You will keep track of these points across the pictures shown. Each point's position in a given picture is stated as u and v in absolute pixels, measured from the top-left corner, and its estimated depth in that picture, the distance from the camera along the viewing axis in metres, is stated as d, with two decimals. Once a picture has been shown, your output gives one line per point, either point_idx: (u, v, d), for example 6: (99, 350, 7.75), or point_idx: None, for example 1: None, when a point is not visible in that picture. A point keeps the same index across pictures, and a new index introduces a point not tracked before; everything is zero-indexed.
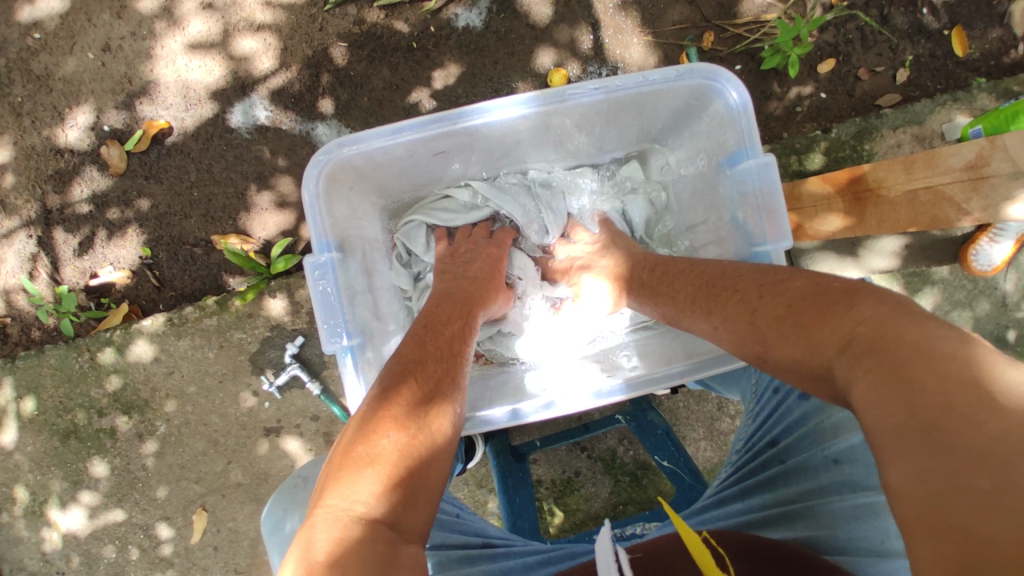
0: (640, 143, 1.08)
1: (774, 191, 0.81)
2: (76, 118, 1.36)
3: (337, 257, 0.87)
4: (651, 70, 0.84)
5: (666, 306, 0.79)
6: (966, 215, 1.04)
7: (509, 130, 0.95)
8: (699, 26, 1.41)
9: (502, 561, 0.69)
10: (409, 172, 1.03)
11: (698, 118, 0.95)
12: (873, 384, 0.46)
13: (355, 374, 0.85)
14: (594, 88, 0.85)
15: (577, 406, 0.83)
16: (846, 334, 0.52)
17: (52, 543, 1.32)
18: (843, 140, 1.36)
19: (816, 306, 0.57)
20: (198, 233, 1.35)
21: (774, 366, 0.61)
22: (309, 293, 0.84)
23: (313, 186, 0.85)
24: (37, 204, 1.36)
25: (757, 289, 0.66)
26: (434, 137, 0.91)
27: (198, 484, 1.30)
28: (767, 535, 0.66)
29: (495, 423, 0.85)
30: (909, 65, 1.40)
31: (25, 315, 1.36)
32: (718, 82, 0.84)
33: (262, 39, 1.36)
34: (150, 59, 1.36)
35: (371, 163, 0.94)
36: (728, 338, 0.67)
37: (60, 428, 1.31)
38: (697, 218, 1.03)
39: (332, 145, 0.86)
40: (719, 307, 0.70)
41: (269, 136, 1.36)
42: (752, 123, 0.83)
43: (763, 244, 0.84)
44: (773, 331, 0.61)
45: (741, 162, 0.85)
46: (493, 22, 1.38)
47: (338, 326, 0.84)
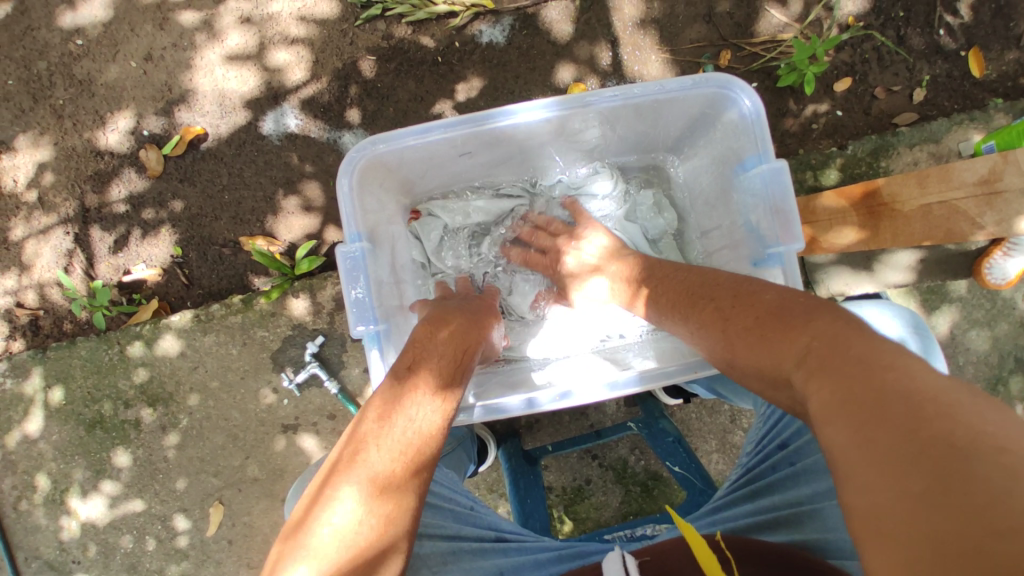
0: (656, 150, 1.11)
1: (786, 196, 0.83)
2: (116, 122, 1.43)
3: (366, 247, 0.90)
4: (668, 79, 0.87)
5: (653, 312, 0.84)
6: (980, 230, 1.04)
7: (532, 132, 0.98)
8: (716, 45, 1.45)
9: (513, 556, 0.70)
10: (434, 172, 1.07)
11: (713, 126, 0.97)
12: (832, 399, 0.51)
13: (380, 359, 0.87)
14: (614, 94, 0.88)
15: (594, 397, 0.85)
16: (802, 350, 0.58)
17: (71, 531, 1.36)
18: (859, 157, 1.38)
19: (778, 320, 0.63)
20: (227, 234, 1.41)
21: (742, 371, 0.67)
22: (341, 280, 0.87)
23: (347, 180, 0.89)
24: (75, 202, 1.43)
25: (728, 300, 0.72)
26: (460, 138, 0.95)
27: (216, 477, 1.33)
28: (771, 538, 0.66)
29: (511, 411, 0.86)
30: (926, 85, 1.42)
31: (57, 308, 1.42)
32: (732, 91, 0.87)
33: (295, 52, 1.43)
34: (189, 68, 1.43)
35: (400, 161, 0.98)
36: (702, 344, 0.74)
37: (86, 418, 1.36)
38: (712, 223, 1.05)
39: (366, 142, 0.89)
40: (694, 314, 0.75)
41: (298, 144, 1.42)
42: (766, 130, 0.85)
43: (777, 245, 0.85)
44: (740, 340, 0.67)
45: (755, 167, 0.87)
46: (515, 38, 1.43)
47: (366, 312, 0.87)
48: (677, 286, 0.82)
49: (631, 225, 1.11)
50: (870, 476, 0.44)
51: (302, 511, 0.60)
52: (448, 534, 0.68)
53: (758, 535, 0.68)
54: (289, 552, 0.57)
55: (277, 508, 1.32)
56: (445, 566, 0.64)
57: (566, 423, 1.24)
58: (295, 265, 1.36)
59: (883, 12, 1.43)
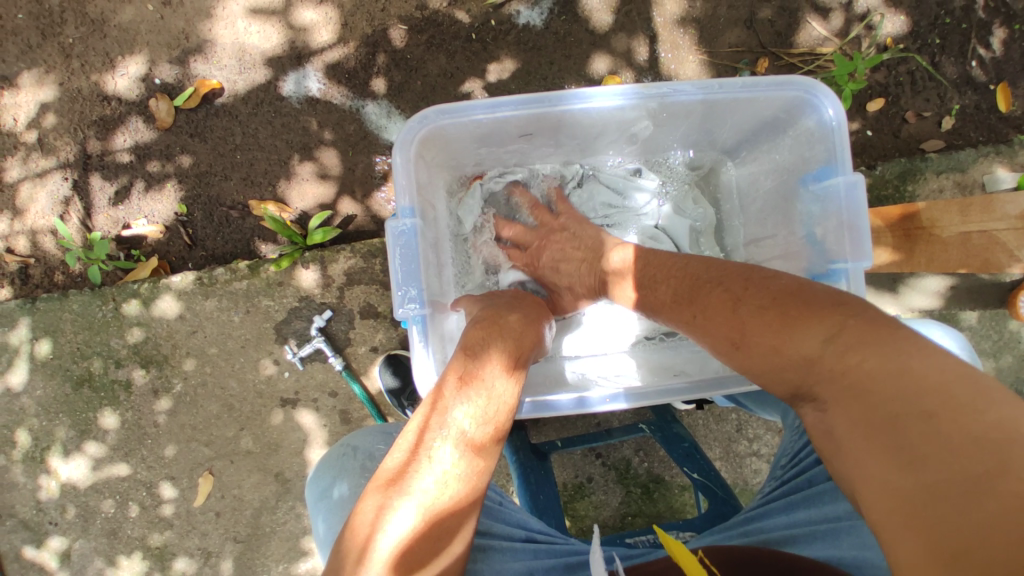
0: (712, 149, 1.09)
1: (860, 211, 0.81)
2: (127, 67, 1.35)
3: (418, 223, 0.85)
4: (752, 77, 0.85)
5: (648, 298, 0.81)
6: (1017, 262, 1.06)
7: (599, 119, 0.94)
8: (754, 51, 1.42)
9: (543, 558, 0.68)
10: (486, 150, 1.03)
11: (782, 132, 0.95)
12: (859, 392, 0.54)
13: (423, 345, 0.84)
14: (694, 87, 0.85)
15: (649, 400, 0.83)
16: (833, 331, 0.57)
17: (49, 492, 1.30)
18: (887, 179, 1.38)
19: (798, 303, 0.63)
20: (236, 196, 1.35)
21: (750, 355, 0.65)
22: (388, 257, 0.83)
23: (406, 150, 0.85)
24: (77, 147, 1.35)
25: (741, 282, 0.70)
26: (526, 117, 0.91)
27: (207, 447, 1.29)
28: (803, 550, 0.66)
29: (561, 408, 0.83)
30: (955, 114, 1.42)
31: (50, 258, 1.35)
32: (815, 97, 0.84)
33: (323, 12, 1.36)
34: (209, 18, 1.36)
35: (458, 134, 0.94)
36: (700, 328, 0.72)
37: (73, 375, 1.29)
38: (764, 232, 1.04)
39: (431, 112, 0.85)
40: (700, 297, 0.73)
41: (319, 109, 1.36)
42: (845, 141, 0.83)
43: (842, 261, 0.84)
44: (754, 321, 0.65)
45: (827, 179, 0.85)
46: (553, 23, 1.39)
47: (413, 293, 0.83)
48: (683, 265, 0.79)
49: (680, 225, 1.08)
50: (893, 470, 0.50)
51: (380, 484, 0.57)
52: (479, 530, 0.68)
53: (789, 548, 0.68)
54: (370, 519, 0.55)
55: (268, 484, 1.28)
56: (476, 564, 0.63)
57: (573, 421, 1.23)
58: (307, 235, 1.31)
59: (921, 37, 1.42)
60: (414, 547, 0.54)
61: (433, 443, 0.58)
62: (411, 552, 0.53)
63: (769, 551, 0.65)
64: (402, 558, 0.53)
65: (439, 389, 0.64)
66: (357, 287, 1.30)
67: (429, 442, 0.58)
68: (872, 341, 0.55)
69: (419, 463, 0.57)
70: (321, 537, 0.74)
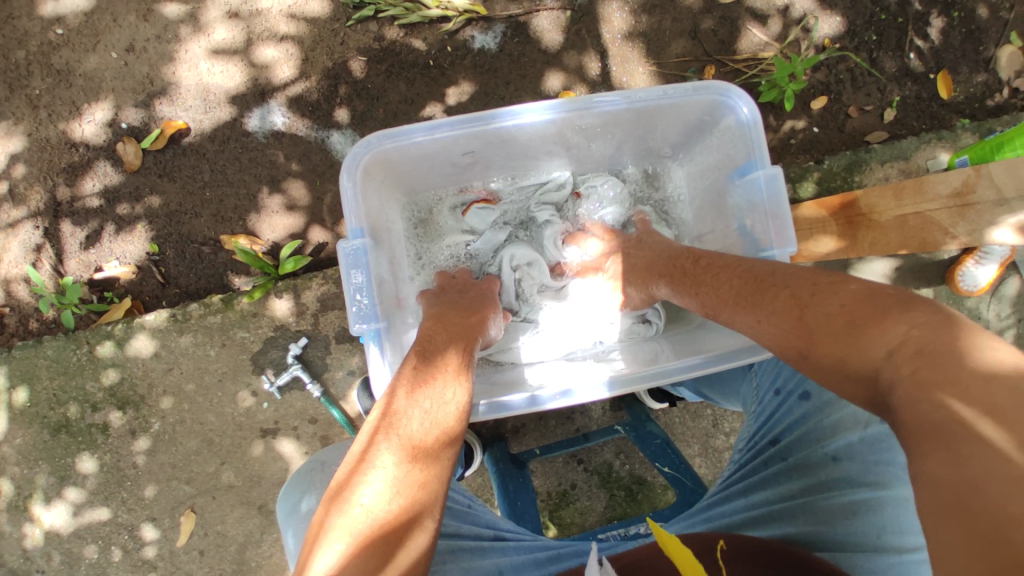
0: (652, 154, 1.14)
1: (781, 201, 0.85)
2: (93, 114, 1.38)
3: (368, 243, 0.88)
4: (670, 85, 0.90)
5: (708, 297, 0.78)
6: (953, 239, 1.12)
7: (534, 134, 0.99)
8: (701, 60, 1.49)
9: (514, 556, 0.70)
10: (433, 170, 1.07)
11: (709, 133, 1.00)
12: (921, 398, 0.48)
13: (380, 357, 0.86)
14: (618, 97, 0.90)
15: (594, 395, 0.83)
16: (897, 342, 0.52)
17: (35, 540, 1.28)
18: (835, 171, 1.44)
19: (872, 306, 0.57)
20: (207, 232, 1.37)
21: (816, 364, 0.60)
22: (342, 277, 0.85)
23: (351, 175, 0.88)
24: (46, 195, 1.37)
25: (806, 287, 0.65)
26: (465, 136, 0.95)
27: (188, 484, 1.28)
28: (751, 533, 0.71)
29: (513, 408, 0.85)
30: (896, 106, 1.49)
31: (24, 305, 1.35)
32: (730, 99, 0.89)
33: (283, 49, 1.40)
34: (172, 61, 1.40)
35: (402, 157, 0.98)
36: (767, 336, 0.67)
37: (51, 421, 1.29)
38: (706, 227, 1.09)
39: (373, 138, 0.89)
40: (765, 300, 0.69)
41: (285, 142, 1.39)
42: (761, 137, 0.88)
43: (770, 249, 0.88)
44: (822, 328, 0.60)
45: (750, 173, 0.89)
46: (507, 45, 1.45)
47: (368, 309, 0.85)
48: (742, 273, 0.75)
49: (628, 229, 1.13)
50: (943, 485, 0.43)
51: (343, 478, 0.59)
52: (447, 532, 0.68)
53: (749, 531, 0.72)
54: (345, 493, 0.57)
55: (253, 516, 1.28)
56: (444, 565, 0.63)
57: (553, 428, 1.26)
58: (279, 265, 1.33)
59: (857, 35, 1.50)
60: (373, 539, 0.53)
61: (402, 429, 0.62)
62: (384, 523, 0.54)
63: (730, 538, 0.67)
64: (346, 567, 0.51)
65: (388, 397, 0.67)
66: (332, 313, 1.32)
67: (377, 452, 0.60)
68: (948, 343, 0.49)
69: (389, 444, 0.61)
70: (291, 553, 0.74)
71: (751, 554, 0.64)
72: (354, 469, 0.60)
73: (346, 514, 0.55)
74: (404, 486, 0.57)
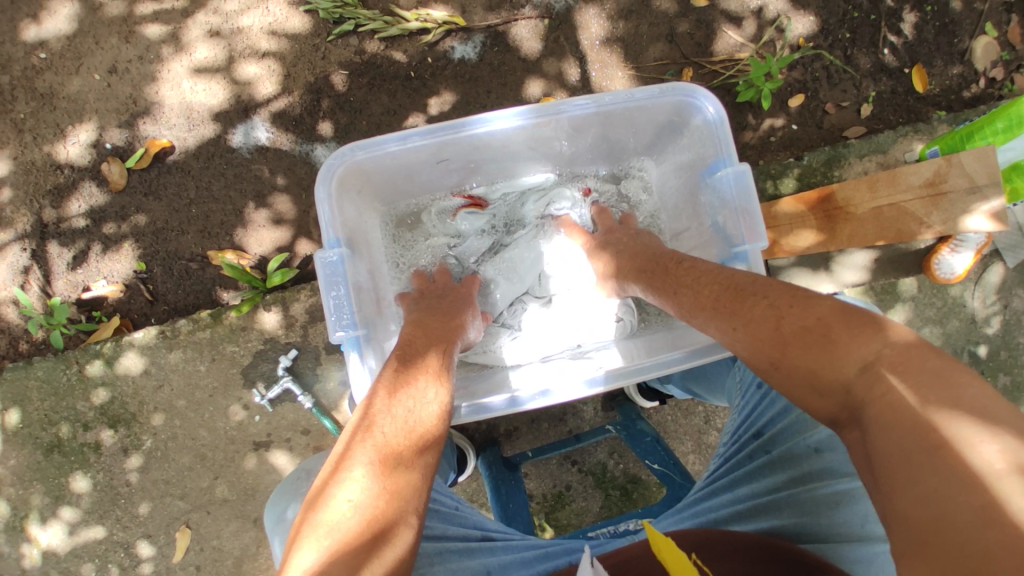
0: (627, 156, 1.15)
1: (750, 196, 0.87)
2: (77, 135, 1.39)
3: (345, 252, 0.89)
4: (637, 88, 0.92)
5: (687, 300, 0.78)
6: (927, 228, 1.16)
7: (505, 139, 1.01)
8: (678, 63, 1.51)
9: (501, 556, 0.71)
10: (410, 179, 1.08)
11: (680, 132, 1.02)
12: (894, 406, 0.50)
13: (359, 363, 0.86)
14: (586, 101, 0.91)
15: (572, 394, 0.83)
16: (866, 359, 0.55)
17: (31, 561, 1.27)
18: (815, 167, 1.45)
19: (844, 324, 0.59)
20: (194, 248, 1.37)
21: (788, 374, 0.62)
22: (319, 285, 0.85)
23: (326, 187, 0.89)
24: (33, 217, 1.37)
25: (784, 298, 0.67)
26: (437, 144, 0.96)
27: (182, 501, 1.28)
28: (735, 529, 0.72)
29: (494, 410, 0.85)
30: (872, 101, 1.51)
31: (13, 328, 1.35)
32: (696, 99, 0.91)
33: (265, 65, 1.42)
34: (155, 81, 1.41)
35: (377, 167, 0.99)
36: (742, 342, 0.68)
37: (43, 442, 1.28)
38: (682, 225, 1.10)
39: (345, 149, 0.90)
40: (743, 309, 0.70)
41: (269, 156, 1.41)
42: (728, 135, 0.90)
43: (742, 244, 0.89)
44: (795, 341, 0.62)
45: (720, 170, 0.91)
46: (486, 55, 1.47)
47: (347, 317, 0.85)
48: (722, 282, 0.76)
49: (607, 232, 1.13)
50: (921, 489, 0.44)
51: (326, 478, 0.60)
52: (434, 534, 0.68)
53: (733, 526, 0.73)
54: (328, 492, 0.58)
55: (249, 530, 1.27)
56: (432, 568, 0.63)
57: (546, 430, 1.26)
58: (267, 278, 1.34)
59: (831, 34, 1.52)
60: (357, 534, 0.54)
61: (382, 429, 0.64)
62: (368, 517, 0.55)
63: (717, 534, 0.68)
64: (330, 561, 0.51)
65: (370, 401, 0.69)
66: (321, 324, 1.33)
67: (360, 451, 0.61)
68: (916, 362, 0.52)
69: (370, 443, 0.62)
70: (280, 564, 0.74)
71: (737, 552, 0.64)
72: (338, 470, 0.60)
73: (330, 512, 0.56)
74: (387, 482, 0.58)
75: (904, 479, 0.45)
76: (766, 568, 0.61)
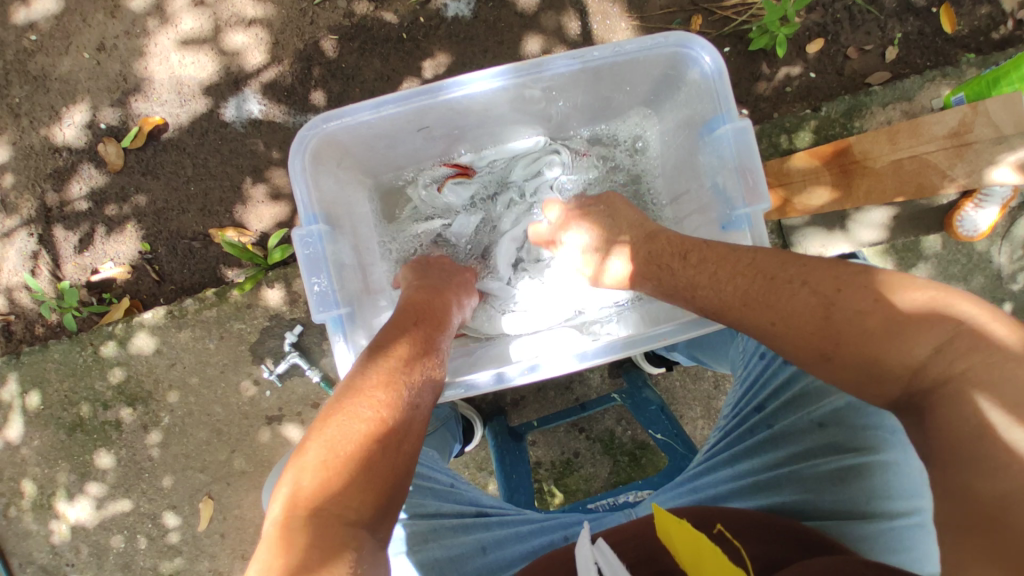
0: (623, 116, 1.09)
1: (751, 154, 0.82)
2: (72, 117, 1.38)
3: (325, 229, 0.87)
4: (626, 40, 0.86)
5: (709, 301, 0.73)
6: (951, 182, 1.08)
7: (488, 103, 0.97)
8: (687, 10, 1.41)
9: (495, 530, 0.75)
10: (393, 149, 1.04)
11: (676, 87, 0.96)
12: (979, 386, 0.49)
13: (344, 342, 0.85)
14: (571, 57, 0.87)
15: (561, 369, 0.82)
16: (947, 336, 0.53)
17: (61, 535, 1.34)
18: (833, 118, 1.37)
19: (906, 303, 0.58)
20: (196, 227, 1.37)
21: (845, 363, 0.60)
22: (300, 263, 0.84)
23: (300, 159, 0.87)
24: (36, 202, 1.38)
25: (829, 283, 0.63)
26: (416, 111, 0.93)
27: (203, 473, 1.32)
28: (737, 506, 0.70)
29: (480, 387, 0.84)
30: (898, 43, 1.40)
31: (28, 312, 1.38)
32: (692, 50, 0.86)
33: (252, 34, 1.37)
34: (143, 56, 1.37)
35: (355, 138, 0.96)
36: (788, 341, 0.65)
37: (66, 421, 1.33)
38: (681, 188, 1.05)
39: (317, 120, 0.87)
40: (779, 299, 0.66)
41: (263, 130, 1.37)
42: (727, 88, 0.85)
43: (741, 206, 0.84)
44: (851, 327, 0.59)
45: (718, 127, 0.86)
46: (481, 11, 1.39)
47: (329, 295, 0.84)
48: (745, 267, 0.72)
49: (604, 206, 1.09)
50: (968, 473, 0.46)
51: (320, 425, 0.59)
52: (427, 513, 0.74)
53: (734, 503, 0.72)
54: (324, 436, 0.58)
55: None
56: (426, 544, 0.70)
57: (552, 399, 1.25)
58: (268, 255, 1.33)
59: None
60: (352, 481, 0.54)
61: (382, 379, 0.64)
62: (358, 467, 0.55)
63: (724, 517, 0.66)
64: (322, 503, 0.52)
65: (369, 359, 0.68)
66: None
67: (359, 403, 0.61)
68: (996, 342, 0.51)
69: (368, 389, 0.62)
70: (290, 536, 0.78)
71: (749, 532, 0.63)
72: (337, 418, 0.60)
73: (323, 454, 0.56)
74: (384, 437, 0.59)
75: (962, 474, 0.46)
76: (772, 549, 0.60)
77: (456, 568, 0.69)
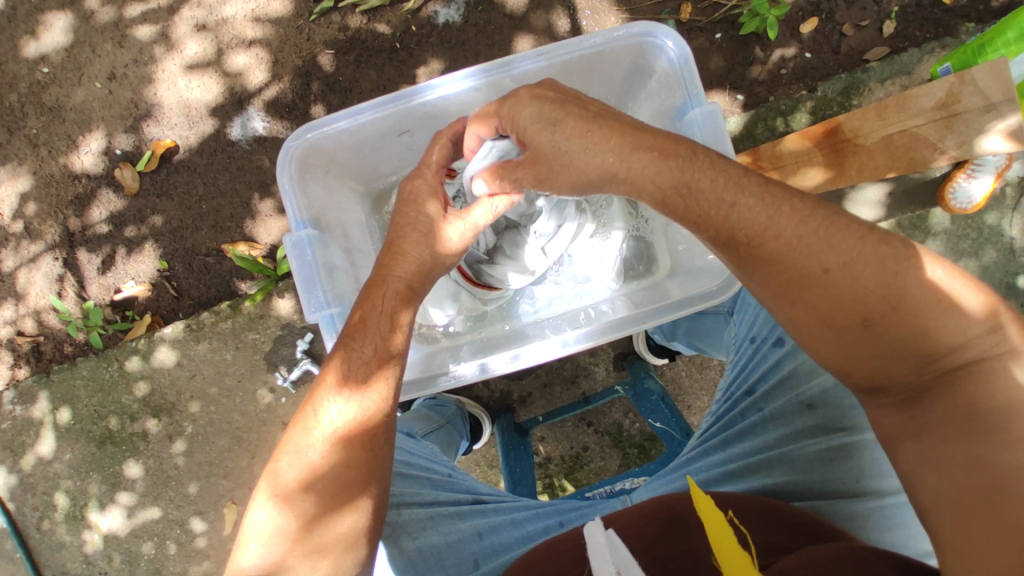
0: None
1: (720, 136, 0.84)
2: (89, 144, 1.45)
3: (314, 233, 0.92)
4: (589, 34, 0.90)
5: (762, 207, 0.70)
6: (942, 154, 1.08)
7: (464, 107, 1.01)
8: None
9: (490, 517, 0.79)
10: (379, 156, 1.08)
11: (648, 78, 0.99)
12: (986, 396, 0.58)
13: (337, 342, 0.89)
14: (535, 55, 0.90)
15: (540, 357, 0.85)
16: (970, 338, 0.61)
17: (94, 544, 1.41)
18: (830, 98, 1.36)
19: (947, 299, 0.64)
20: (209, 243, 1.42)
21: (878, 318, 0.64)
22: (290, 267, 0.89)
23: (286, 168, 0.92)
24: (59, 228, 1.45)
25: (895, 251, 0.66)
26: (394, 117, 0.97)
27: (225, 479, 1.37)
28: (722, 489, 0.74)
29: (464, 378, 0.88)
30: (895, 17, 1.37)
31: (55, 333, 1.45)
32: (656, 37, 0.89)
33: (253, 54, 1.42)
34: (152, 83, 1.44)
35: (340, 147, 1.00)
36: (812, 310, 0.67)
37: (95, 434, 1.40)
38: None
39: (300, 130, 0.93)
40: (845, 238, 0.68)
41: (268, 146, 1.43)
42: (694, 74, 0.88)
43: None
44: (905, 292, 0.64)
45: (688, 112, 0.89)
46: (471, 16, 1.41)
47: (318, 295, 0.88)
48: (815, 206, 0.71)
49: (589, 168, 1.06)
50: (970, 465, 0.56)
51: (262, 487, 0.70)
52: (427, 501, 0.78)
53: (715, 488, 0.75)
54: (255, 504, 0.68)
55: None
56: (423, 531, 0.74)
57: (559, 395, 1.26)
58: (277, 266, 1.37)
59: None
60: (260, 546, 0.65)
61: (302, 422, 0.71)
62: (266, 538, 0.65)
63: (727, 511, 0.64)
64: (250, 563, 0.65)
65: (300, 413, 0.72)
66: None
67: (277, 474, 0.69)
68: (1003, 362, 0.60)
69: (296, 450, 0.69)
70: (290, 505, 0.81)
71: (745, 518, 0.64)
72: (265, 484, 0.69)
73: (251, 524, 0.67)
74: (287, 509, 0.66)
75: (959, 462, 0.56)
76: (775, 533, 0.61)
77: (452, 554, 0.73)
